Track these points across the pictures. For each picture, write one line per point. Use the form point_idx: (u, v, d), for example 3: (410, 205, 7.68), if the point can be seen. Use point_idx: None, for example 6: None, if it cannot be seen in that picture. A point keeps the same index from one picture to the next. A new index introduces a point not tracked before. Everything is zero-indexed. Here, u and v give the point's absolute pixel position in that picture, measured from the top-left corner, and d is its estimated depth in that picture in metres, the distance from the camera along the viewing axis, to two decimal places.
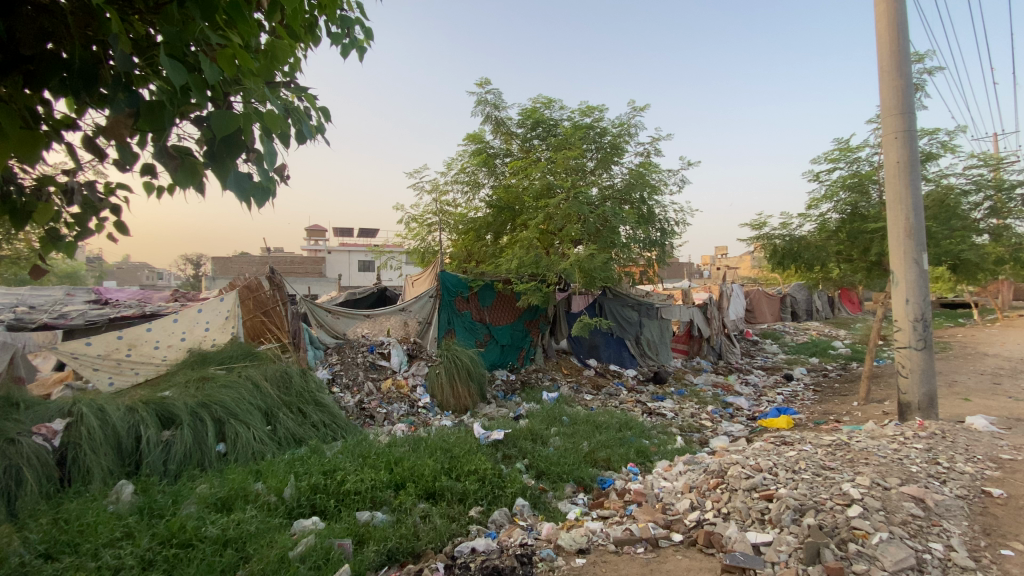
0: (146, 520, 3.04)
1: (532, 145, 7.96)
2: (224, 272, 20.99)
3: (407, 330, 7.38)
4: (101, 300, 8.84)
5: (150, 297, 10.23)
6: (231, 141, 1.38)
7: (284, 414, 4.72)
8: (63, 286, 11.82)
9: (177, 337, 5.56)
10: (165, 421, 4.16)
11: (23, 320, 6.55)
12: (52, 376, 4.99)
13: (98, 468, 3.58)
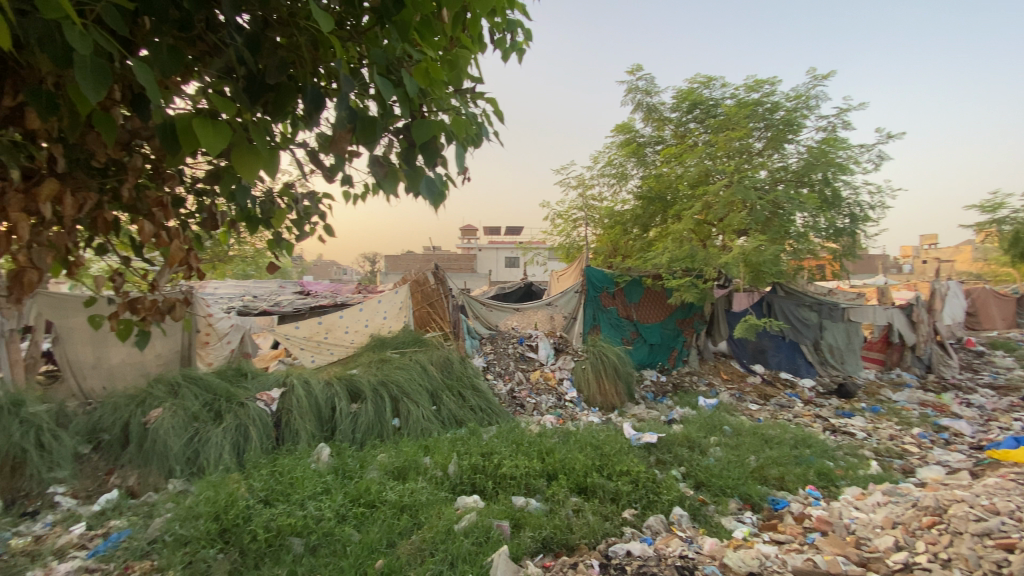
0: (340, 479, 3.55)
1: (688, 128, 7.43)
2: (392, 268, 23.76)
3: (554, 324, 7.49)
4: (305, 292, 10.67)
5: (338, 290, 12.06)
6: (427, 147, 1.55)
7: (446, 396, 5.14)
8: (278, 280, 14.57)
9: (361, 324, 6.43)
10: (353, 395, 4.82)
11: (252, 306, 8.21)
12: (269, 352, 6.38)
13: (305, 431, 4.29)
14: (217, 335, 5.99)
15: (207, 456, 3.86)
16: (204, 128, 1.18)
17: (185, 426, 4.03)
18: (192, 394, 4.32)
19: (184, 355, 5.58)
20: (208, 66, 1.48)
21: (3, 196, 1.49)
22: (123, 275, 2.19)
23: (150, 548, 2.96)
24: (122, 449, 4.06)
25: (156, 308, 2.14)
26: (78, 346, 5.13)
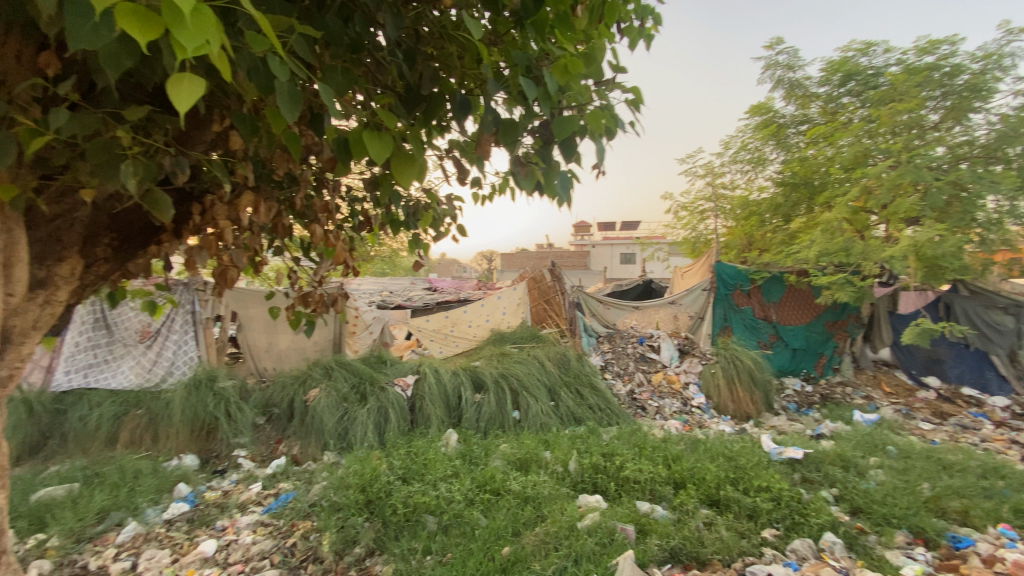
0: (467, 465, 3.74)
1: (841, 104, 6.54)
2: (509, 266, 24.50)
3: (677, 324, 7.16)
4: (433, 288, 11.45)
5: (461, 286, 12.78)
6: (567, 142, 1.56)
7: (564, 392, 5.15)
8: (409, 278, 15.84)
9: (483, 319, 6.74)
10: (477, 385, 5.05)
11: (388, 300, 9.04)
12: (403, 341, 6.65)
13: (435, 417, 4.59)
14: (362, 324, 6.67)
15: (354, 433, 4.33)
16: (371, 139, 1.30)
17: (336, 405, 4.56)
18: (342, 377, 4.88)
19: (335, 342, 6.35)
20: (369, 83, 1.63)
21: (215, 207, 1.80)
22: (295, 272, 2.53)
23: (311, 510, 3.41)
24: (287, 422, 4.71)
25: (321, 302, 2.45)
26: (255, 333, 6.10)
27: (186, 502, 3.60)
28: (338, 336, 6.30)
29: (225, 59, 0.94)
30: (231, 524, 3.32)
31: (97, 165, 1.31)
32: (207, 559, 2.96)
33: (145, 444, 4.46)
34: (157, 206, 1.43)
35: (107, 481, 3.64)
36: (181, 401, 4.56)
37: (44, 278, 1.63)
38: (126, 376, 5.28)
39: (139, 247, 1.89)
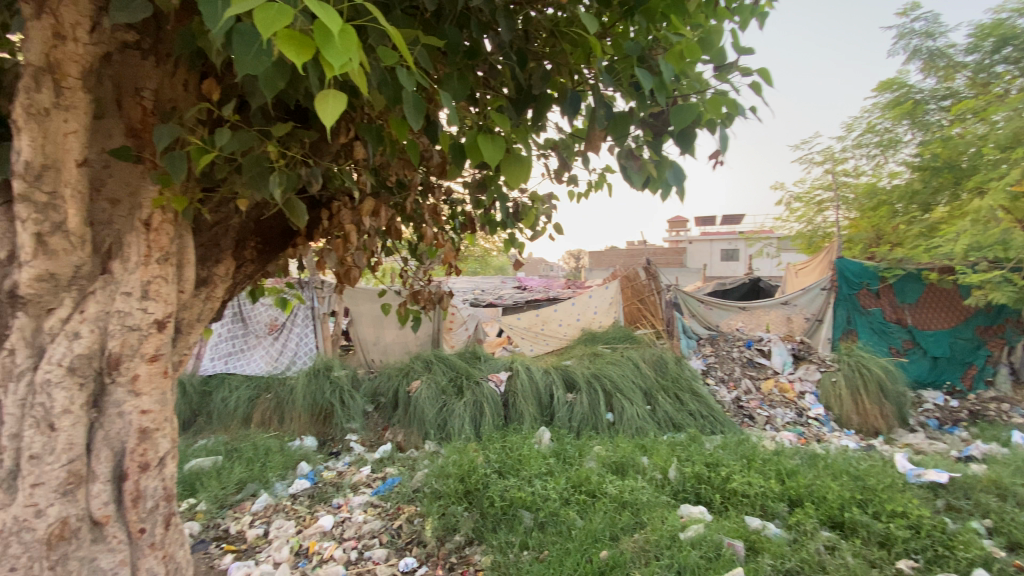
0: (562, 464, 3.72)
1: (996, 72, 5.59)
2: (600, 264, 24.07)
3: (791, 327, 6.59)
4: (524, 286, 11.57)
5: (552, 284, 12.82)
6: (686, 133, 1.48)
7: (662, 396, 4.95)
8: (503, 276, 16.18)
9: (574, 318, 6.64)
10: (568, 384, 5.03)
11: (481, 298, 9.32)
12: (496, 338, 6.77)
13: (528, 414, 4.64)
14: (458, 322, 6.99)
15: (453, 425, 4.51)
16: (485, 141, 1.32)
17: (436, 397, 4.79)
18: (441, 370, 5.11)
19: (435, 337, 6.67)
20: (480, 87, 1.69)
21: (341, 213, 1.97)
22: (408, 272, 2.71)
23: (414, 495, 3.61)
24: (392, 410, 5.03)
25: (430, 300, 2.59)
26: (364, 327, 6.56)
27: (307, 479, 3.98)
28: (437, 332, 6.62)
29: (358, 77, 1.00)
30: (346, 503, 3.61)
31: (252, 177, 1.50)
32: (326, 533, 3.24)
33: (273, 424, 5.01)
34: (295, 213, 1.59)
35: (245, 455, 4.14)
36: (303, 388, 5.07)
37: (206, 277, 1.88)
38: (259, 364, 5.93)
39: (278, 249, 2.12)
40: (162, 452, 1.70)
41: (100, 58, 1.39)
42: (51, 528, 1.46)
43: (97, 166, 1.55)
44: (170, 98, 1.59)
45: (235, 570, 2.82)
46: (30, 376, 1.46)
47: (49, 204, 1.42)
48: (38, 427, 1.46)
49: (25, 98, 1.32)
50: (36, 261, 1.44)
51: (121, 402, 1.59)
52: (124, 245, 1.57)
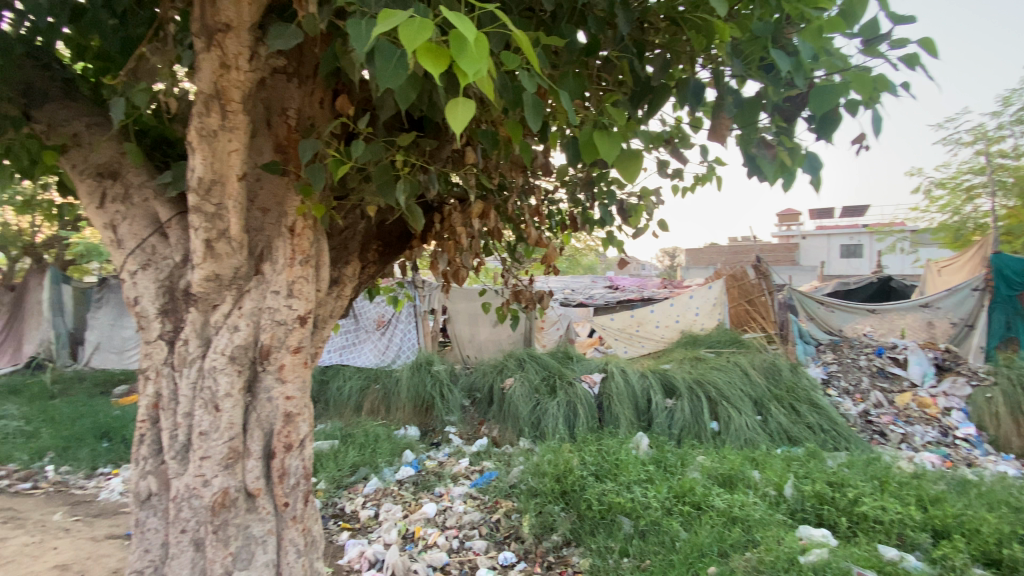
0: (663, 473, 3.57)
1: None
2: (698, 261, 22.84)
3: (932, 333, 5.92)
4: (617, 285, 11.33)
5: (646, 284, 12.40)
6: (827, 119, 1.40)
7: (775, 407, 4.61)
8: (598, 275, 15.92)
9: (672, 319, 6.58)
10: (668, 389, 4.83)
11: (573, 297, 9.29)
12: (587, 339, 6.79)
13: (625, 418, 4.54)
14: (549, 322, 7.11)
15: (548, 424, 4.55)
16: (601, 137, 1.28)
17: (530, 396, 4.86)
18: (535, 369, 5.17)
19: (526, 336, 6.81)
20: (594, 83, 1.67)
21: (452, 215, 2.05)
22: (512, 272, 2.76)
23: (512, 490, 3.67)
24: (488, 405, 5.21)
25: (533, 301, 2.58)
26: (461, 324, 6.87)
27: (411, 467, 4.21)
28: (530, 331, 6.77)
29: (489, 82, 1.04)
30: (447, 492, 3.78)
31: (380, 184, 1.61)
32: (429, 520, 3.39)
33: (381, 413, 5.40)
34: (413, 217, 1.69)
35: (357, 441, 4.48)
36: (408, 379, 5.39)
37: (337, 277, 2.09)
38: (368, 356, 6.43)
39: (396, 251, 2.29)
40: (302, 435, 1.87)
41: (257, 82, 1.57)
42: (216, 496, 1.69)
43: (252, 180, 1.79)
44: (310, 116, 1.77)
45: (351, 548, 3.06)
46: (201, 363, 1.72)
47: (216, 214, 1.64)
48: (207, 407, 1.70)
49: (199, 123, 1.54)
50: (206, 264, 1.68)
51: (270, 388, 1.79)
52: (273, 249, 1.79)
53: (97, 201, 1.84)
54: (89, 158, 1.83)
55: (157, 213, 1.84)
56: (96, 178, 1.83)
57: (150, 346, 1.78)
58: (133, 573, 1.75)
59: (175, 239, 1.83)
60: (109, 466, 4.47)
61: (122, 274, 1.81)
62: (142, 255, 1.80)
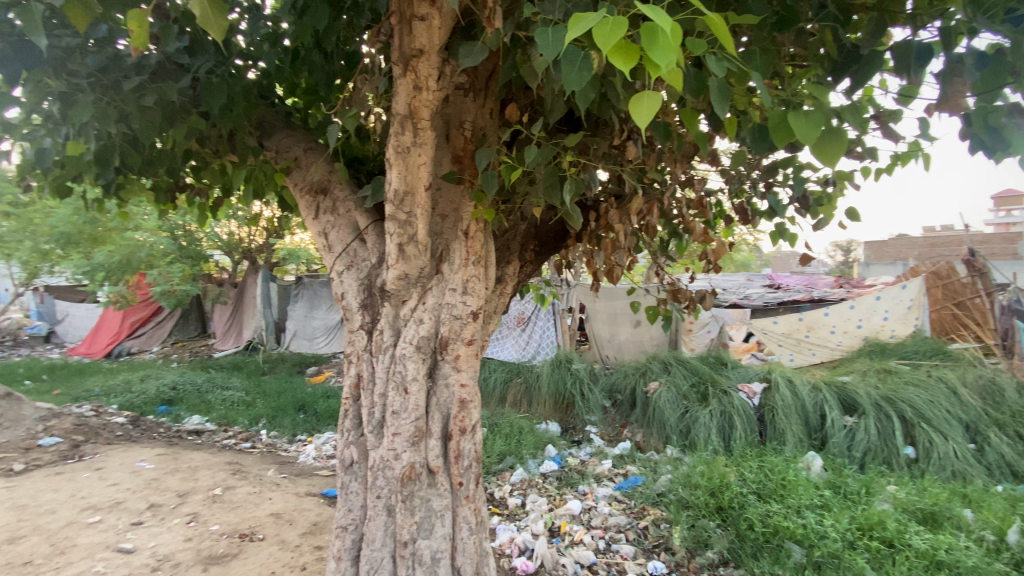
0: (842, 501, 3.14)
1: None
2: (878, 257, 19.48)
3: None
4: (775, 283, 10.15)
5: (814, 282, 10.88)
6: None
7: (994, 433, 3.88)
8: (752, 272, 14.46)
9: (852, 324, 6.00)
10: (847, 406, 4.26)
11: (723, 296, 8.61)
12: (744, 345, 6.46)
13: (792, 434, 4.10)
14: (699, 324, 6.93)
15: (699, 434, 4.32)
16: (798, 119, 1.14)
17: (677, 402, 4.67)
18: (682, 375, 4.98)
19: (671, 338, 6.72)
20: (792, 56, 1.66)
21: (609, 213, 2.04)
22: (665, 269, 2.66)
23: (659, 499, 3.55)
24: (630, 408, 5.16)
25: (692, 300, 2.44)
26: (600, 324, 6.86)
27: (554, 462, 4.30)
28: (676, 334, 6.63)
29: (678, 70, 1.01)
30: (591, 492, 3.77)
31: (548, 186, 1.67)
32: (574, 517, 3.40)
33: (523, 406, 5.64)
34: (574, 218, 1.70)
35: (503, 431, 4.72)
36: (548, 375, 5.57)
37: (500, 276, 2.25)
38: (510, 351, 6.80)
39: (553, 250, 2.36)
40: (474, 420, 2.06)
41: (442, 99, 1.75)
42: (405, 469, 1.94)
43: (434, 190, 2.00)
44: (482, 127, 1.93)
45: (502, 532, 3.21)
46: (393, 350, 1.98)
47: (407, 221, 1.85)
48: (398, 389, 1.96)
49: (396, 142, 1.75)
50: (398, 264, 1.93)
51: (447, 375, 2.02)
52: (451, 250, 1.98)
53: (313, 212, 2.20)
54: (307, 177, 2.20)
55: (356, 222, 2.15)
56: (312, 194, 2.20)
57: (352, 334, 2.09)
58: (339, 527, 2.07)
59: (371, 243, 2.11)
60: (304, 434, 5.34)
61: (331, 274, 2.15)
62: (345, 257, 2.11)
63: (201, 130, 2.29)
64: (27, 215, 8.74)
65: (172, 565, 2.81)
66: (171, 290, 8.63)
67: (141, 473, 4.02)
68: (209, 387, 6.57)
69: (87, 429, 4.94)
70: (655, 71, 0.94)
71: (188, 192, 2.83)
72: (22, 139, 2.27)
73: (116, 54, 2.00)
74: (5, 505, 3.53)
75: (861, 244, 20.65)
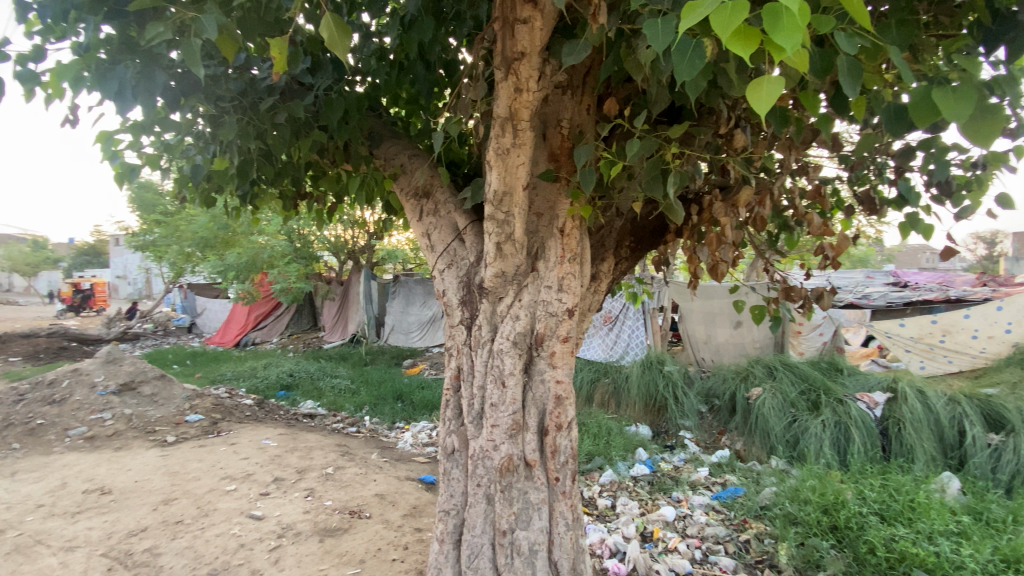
0: (985, 530, 2.78)
1: None
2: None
3: None
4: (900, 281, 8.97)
5: (951, 280, 9.50)
6: None
7: None
8: (871, 270, 12.95)
9: (997, 329, 5.99)
10: (991, 422, 3.94)
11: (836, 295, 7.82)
12: (862, 351, 6.26)
13: (923, 451, 3.80)
14: (810, 326, 6.40)
15: (808, 445, 4.09)
16: (943, 95, 1.01)
17: (783, 409, 4.48)
18: (789, 381, 4.81)
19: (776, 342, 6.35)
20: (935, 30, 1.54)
21: (713, 205, 1.94)
22: (772, 265, 2.47)
23: (763, 513, 3.32)
24: (729, 415, 5.01)
25: (807, 299, 2.25)
26: (695, 324, 6.73)
27: (646, 465, 4.19)
28: (783, 337, 6.25)
29: (804, 51, 0.95)
30: (686, 499, 3.63)
31: (649, 180, 1.63)
32: (668, 523, 3.27)
33: (612, 407, 5.58)
34: (675, 212, 1.63)
35: (591, 430, 4.68)
36: (638, 377, 5.48)
37: (595, 274, 2.24)
38: (596, 350, 6.88)
39: (650, 247, 2.30)
40: (569, 417, 2.08)
41: (542, 99, 1.77)
42: (503, 460, 2.01)
43: (531, 189, 2.04)
44: (579, 124, 1.94)
45: (593, 532, 3.14)
46: (491, 345, 2.05)
47: (505, 220, 1.90)
48: (497, 383, 2.02)
49: (496, 144, 1.81)
50: (496, 262, 1.98)
51: (543, 371, 2.05)
52: (547, 248, 2.01)
53: (416, 214, 2.33)
54: (411, 181, 2.34)
55: (455, 222, 2.25)
56: (415, 198, 2.33)
57: (452, 329, 2.19)
58: (441, 511, 2.19)
59: (470, 242, 2.20)
60: (402, 422, 5.69)
61: (433, 272, 2.26)
62: (446, 257, 2.22)
63: (321, 143, 2.53)
64: (175, 222, 10.17)
65: (295, 533, 3.14)
66: (288, 287, 9.59)
67: (266, 449, 4.53)
68: (319, 375, 7.23)
69: (223, 409, 5.66)
70: (779, 54, 0.89)
71: (308, 199, 3.14)
72: (179, 157, 2.65)
73: (252, 78, 2.26)
74: (163, 470, 4.15)
75: (1012, 236, 17.66)
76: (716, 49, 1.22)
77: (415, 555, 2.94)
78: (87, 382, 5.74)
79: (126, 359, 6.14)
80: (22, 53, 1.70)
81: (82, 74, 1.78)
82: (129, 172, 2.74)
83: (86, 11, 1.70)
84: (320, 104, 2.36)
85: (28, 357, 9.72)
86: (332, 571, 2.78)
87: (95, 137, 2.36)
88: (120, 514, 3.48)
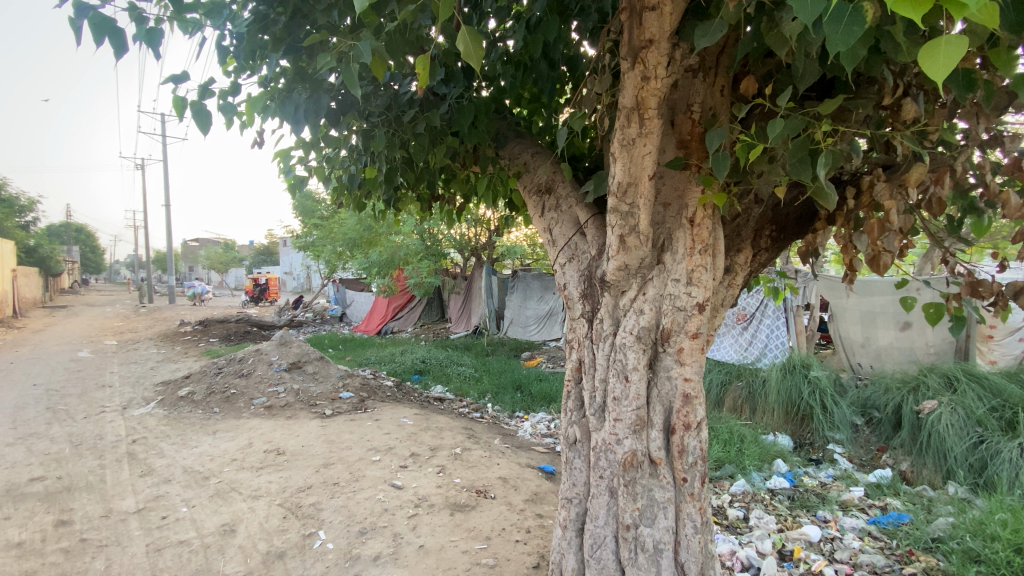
0: None
1: None
2: None
3: None
4: None
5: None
6: None
7: None
8: None
9: None
10: None
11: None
12: None
13: None
14: (1005, 330, 5.31)
15: (999, 473, 3.54)
16: None
17: (967, 428, 3.87)
18: (974, 395, 4.09)
19: (957, 348, 5.48)
20: None
21: (875, 186, 1.69)
22: (955, 256, 2.06)
23: (936, 547, 2.85)
24: (893, 430, 4.41)
25: (1002, 296, 1.85)
26: (850, 325, 6.03)
27: (785, 479, 3.83)
28: (967, 341, 5.32)
29: (993, 4, 0.82)
30: (835, 520, 3.24)
31: (795, 162, 1.49)
32: (812, 544, 2.94)
33: (745, 412, 5.18)
34: (825, 195, 1.46)
35: (721, 437, 4.40)
36: (778, 381, 5.03)
37: (729, 266, 2.12)
38: (729, 351, 6.45)
39: (794, 236, 2.10)
40: (699, 417, 2.01)
41: (670, 85, 1.72)
42: (627, 455, 2.01)
43: (658, 178, 1.98)
44: (712, 106, 1.85)
45: (721, 542, 2.96)
46: (613, 339, 2.06)
47: (629, 212, 1.87)
48: (620, 377, 2.02)
49: (621, 135, 1.79)
50: (619, 255, 1.96)
51: (670, 367, 2.00)
52: (674, 240, 1.95)
53: (539, 210, 2.40)
54: (534, 178, 2.41)
55: (577, 217, 2.27)
56: (538, 194, 2.40)
57: (574, 322, 2.24)
58: (565, 498, 2.26)
59: (591, 236, 2.21)
60: (521, 412, 5.91)
61: (554, 266, 2.33)
62: (567, 250, 2.26)
63: (453, 148, 2.74)
64: (329, 226, 11.73)
65: (429, 505, 3.46)
66: (420, 282, 10.46)
67: (404, 427, 5.02)
68: (447, 363, 7.81)
69: (368, 388, 6.41)
70: (960, 10, 0.78)
71: (442, 201, 3.42)
72: (337, 168, 3.06)
73: (396, 94, 2.53)
74: (322, 438, 4.83)
75: None
76: (880, 12, 1.09)
77: (536, 539, 3.06)
78: (265, 360, 6.86)
79: (293, 342, 7.23)
80: (224, 89, 2.12)
81: (267, 102, 2.15)
82: (299, 184, 3.23)
83: (271, 50, 2.04)
84: (452, 111, 2.56)
85: (224, 339, 11.94)
86: (461, 543, 3.01)
87: (275, 154, 2.84)
88: (291, 472, 4.15)
